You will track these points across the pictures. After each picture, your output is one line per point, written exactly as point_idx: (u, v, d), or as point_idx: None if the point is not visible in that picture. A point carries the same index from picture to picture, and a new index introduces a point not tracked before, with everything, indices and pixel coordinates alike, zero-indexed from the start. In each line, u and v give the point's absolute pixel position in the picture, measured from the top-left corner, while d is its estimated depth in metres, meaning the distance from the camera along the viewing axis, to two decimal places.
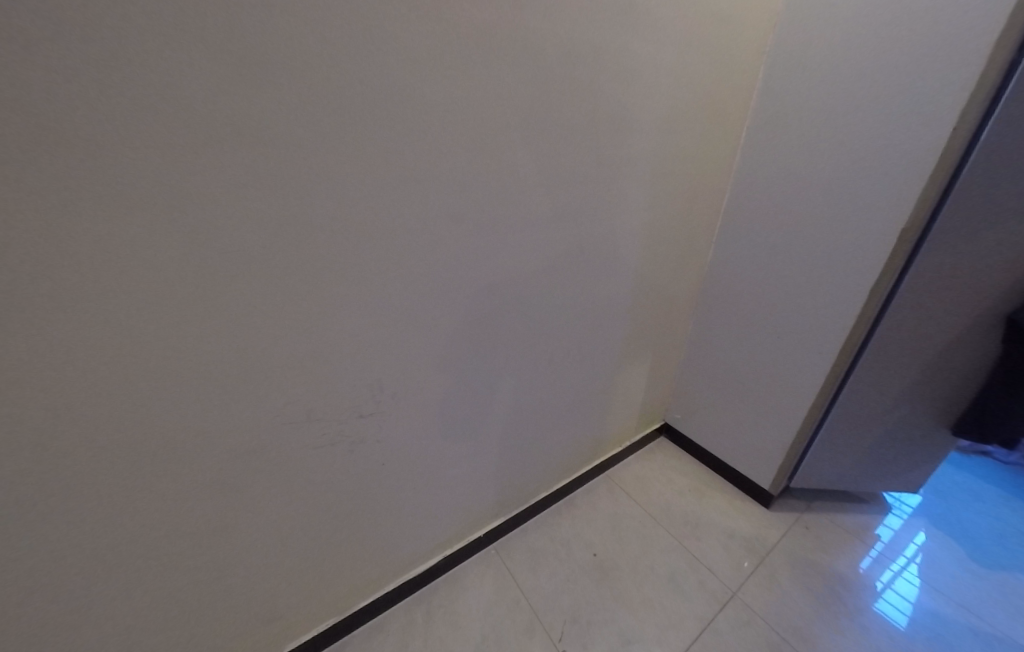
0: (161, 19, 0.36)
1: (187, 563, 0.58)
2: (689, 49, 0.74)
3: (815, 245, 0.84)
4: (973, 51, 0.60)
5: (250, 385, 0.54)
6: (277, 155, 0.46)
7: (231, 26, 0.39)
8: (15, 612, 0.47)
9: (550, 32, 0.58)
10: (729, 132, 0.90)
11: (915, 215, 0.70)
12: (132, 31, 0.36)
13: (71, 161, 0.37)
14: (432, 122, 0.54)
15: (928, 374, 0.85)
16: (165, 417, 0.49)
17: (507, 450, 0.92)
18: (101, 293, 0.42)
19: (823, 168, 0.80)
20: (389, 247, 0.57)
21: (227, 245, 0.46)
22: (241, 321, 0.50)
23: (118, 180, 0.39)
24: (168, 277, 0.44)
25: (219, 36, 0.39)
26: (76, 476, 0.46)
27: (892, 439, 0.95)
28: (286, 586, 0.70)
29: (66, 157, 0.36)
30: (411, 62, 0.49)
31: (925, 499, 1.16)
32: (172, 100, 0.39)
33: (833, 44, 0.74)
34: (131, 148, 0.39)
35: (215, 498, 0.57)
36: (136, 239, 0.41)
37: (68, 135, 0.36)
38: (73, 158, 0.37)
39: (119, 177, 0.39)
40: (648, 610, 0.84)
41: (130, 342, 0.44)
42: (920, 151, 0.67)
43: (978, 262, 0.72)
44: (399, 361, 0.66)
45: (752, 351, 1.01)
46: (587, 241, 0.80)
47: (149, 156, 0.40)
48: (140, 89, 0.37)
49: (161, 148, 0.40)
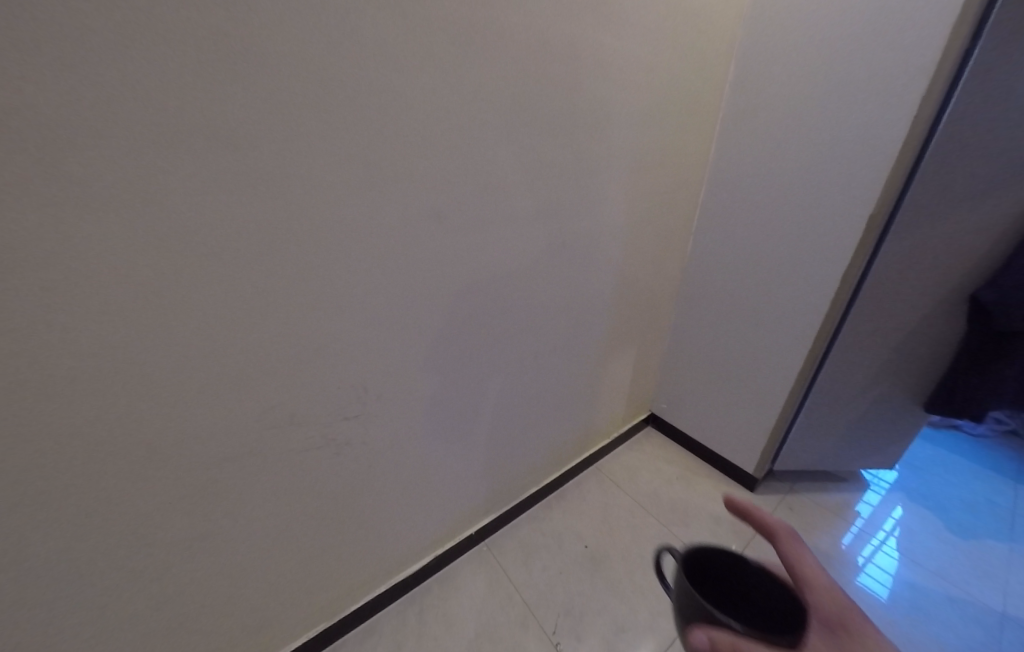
0: (115, 15, 0.35)
1: (169, 578, 0.56)
2: (662, 41, 0.74)
3: (790, 233, 0.86)
4: (932, 40, 0.62)
5: (228, 393, 0.52)
6: (244, 155, 0.44)
7: (190, 21, 0.37)
8: None
9: (523, 26, 0.57)
10: (704, 124, 0.91)
11: (883, 200, 0.72)
12: (84, 27, 0.34)
13: (24, 165, 0.35)
14: (406, 119, 0.53)
15: (899, 354, 0.88)
16: (138, 431, 0.47)
17: (495, 447, 0.92)
18: (58, 305, 0.39)
19: (795, 157, 0.82)
20: (367, 247, 0.57)
21: (196, 250, 0.44)
22: (215, 328, 0.49)
23: (75, 184, 0.37)
24: (132, 286, 0.42)
25: (177, 32, 0.37)
26: (44, 496, 0.44)
27: (867, 418, 0.99)
28: (274, 595, 0.69)
29: (18, 161, 0.35)
30: (381, 58, 0.48)
31: (901, 474, 1.20)
32: (127, 98, 0.37)
33: (801, 35, 0.76)
34: (87, 151, 0.37)
35: (196, 510, 0.55)
36: (97, 246, 0.40)
37: (18, 137, 0.34)
38: (26, 162, 0.35)
39: (75, 181, 0.37)
40: (641, 597, 0.85)
41: (93, 355, 0.42)
42: (886, 138, 0.69)
43: (941, 244, 0.75)
44: (382, 362, 0.65)
45: (733, 339, 1.03)
46: (567, 235, 0.80)
47: (108, 159, 0.38)
48: (95, 88, 0.36)
49: (120, 149, 0.38)
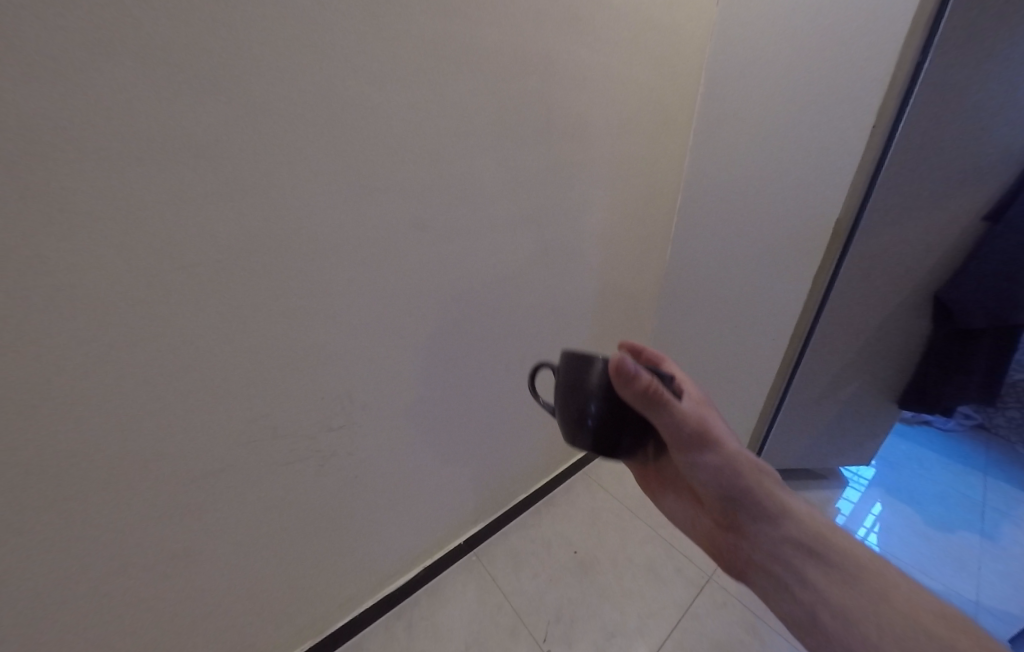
0: (98, 30, 0.35)
1: (145, 600, 0.54)
2: (635, 56, 0.78)
3: (763, 238, 0.89)
4: (885, 55, 0.65)
5: (207, 406, 0.51)
6: (225, 165, 0.44)
7: (171, 35, 0.38)
8: None
9: (499, 42, 0.59)
10: (678, 136, 0.95)
11: (847, 207, 0.75)
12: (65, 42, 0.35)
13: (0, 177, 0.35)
14: (387, 131, 0.54)
15: (871, 352, 0.92)
16: (115, 447, 0.46)
17: (482, 455, 0.92)
18: (23, 321, 0.38)
19: (766, 166, 0.85)
20: (350, 256, 0.57)
21: (177, 261, 0.44)
22: (195, 340, 0.48)
23: (53, 195, 0.37)
24: (101, 300, 0.41)
25: (159, 46, 0.38)
26: (13, 516, 0.42)
27: (844, 415, 1.02)
28: (257, 614, 0.67)
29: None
30: (362, 71, 0.50)
31: (878, 470, 1.24)
32: (106, 110, 0.37)
33: (765, 51, 0.80)
34: (65, 161, 0.37)
35: (175, 529, 0.53)
36: (73, 258, 0.39)
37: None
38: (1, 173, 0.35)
39: (52, 192, 0.37)
40: (630, 602, 0.85)
41: (59, 371, 0.41)
42: (848, 147, 0.73)
43: (903, 246, 0.79)
44: (367, 370, 0.65)
45: (713, 342, 1.06)
46: (550, 242, 0.82)
47: (87, 170, 0.38)
48: (75, 100, 0.36)
49: (100, 160, 0.38)
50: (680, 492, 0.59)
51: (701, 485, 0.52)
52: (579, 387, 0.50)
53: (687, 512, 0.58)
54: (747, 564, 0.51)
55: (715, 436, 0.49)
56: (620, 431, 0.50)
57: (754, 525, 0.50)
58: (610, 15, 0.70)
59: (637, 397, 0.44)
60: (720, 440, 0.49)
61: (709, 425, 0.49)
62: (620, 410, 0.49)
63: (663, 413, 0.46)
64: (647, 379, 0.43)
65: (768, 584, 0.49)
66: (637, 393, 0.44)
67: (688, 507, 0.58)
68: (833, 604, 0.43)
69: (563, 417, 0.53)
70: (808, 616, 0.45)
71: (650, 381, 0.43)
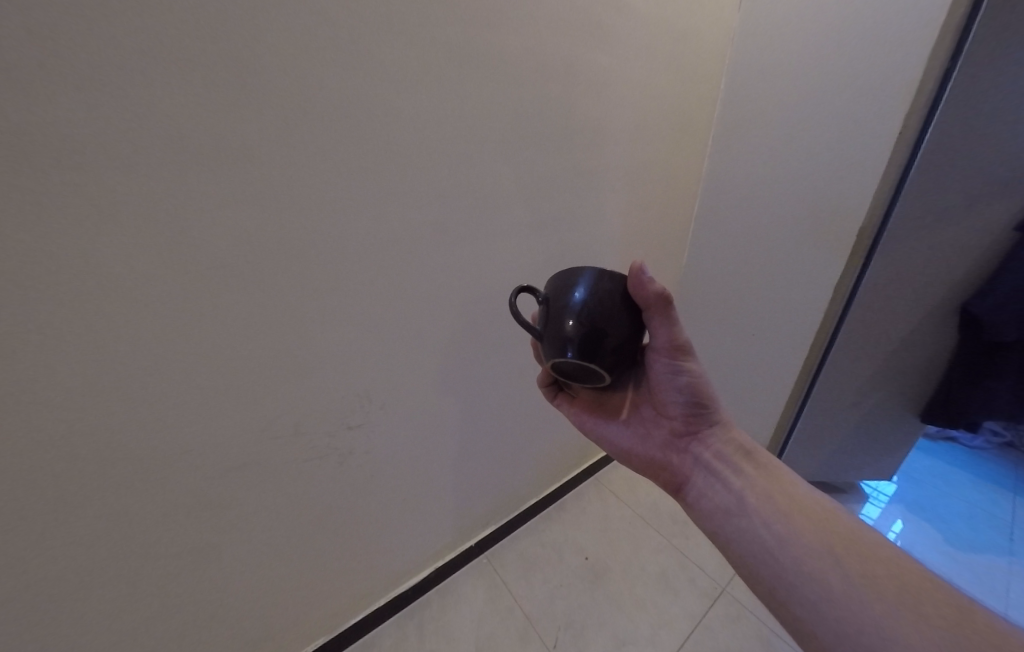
0: (149, 41, 0.37)
1: (171, 587, 0.56)
2: (655, 61, 0.78)
3: (783, 246, 0.88)
4: (911, 61, 0.65)
5: (236, 400, 0.53)
6: (259, 169, 0.46)
7: (216, 47, 0.40)
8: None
9: (521, 50, 0.60)
10: (697, 141, 0.94)
11: (871, 214, 0.74)
12: (121, 53, 0.37)
13: (62, 181, 0.37)
14: (411, 136, 0.55)
15: (895, 363, 0.89)
16: (153, 436, 0.48)
17: (495, 457, 0.92)
18: (66, 314, 0.40)
19: (786, 173, 0.84)
20: (372, 258, 0.58)
21: (216, 260, 0.46)
22: (225, 335, 0.50)
23: (107, 198, 0.39)
24: (143, 296, 0.43)
25: (204, 57, 0.40)
26: (57, 500, 0.44)
27: (865, 428, 0.99)
28: (273, 607, 0.68)
29: (55, 177, 0.37)
30: (388, 78, 0.51)
31: (900, 486, 1.20)
32: (157, 118, 0.39)
33: (787, 58, 0.80)
34: (119, 166, 0.39)
35: (203, 517, 0.55)
36: (124, 256, 0.41)
37: (60, 157, 0.36)
38: (63, 178, 0.37)
39: (107, 194, 0.39)
40: (642, 612, 0.84)
41: (97, 362, 0.43)
42: (872, 154, 0.72)
43: (929, 255, 0.77)
44: (385, 370, 0.66)
45: (731, 351, 1.05)
46: (566, 247, 0.82)
47: (139, 175, 0.40)
48: (130, 110, 0.38)
49: (150, 166, 0.40)
50: (633, 414, 0.59)
51: (668, 396, 0.53)
52: (576, 291, 0.46)
53: (636, 432, 0.58)
54: (691, 471, 0.52)
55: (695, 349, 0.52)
56: (611, 344, 0.46)
57: (708, 430, 0.53)
58: (630, 22, 0.71)
59: (652, 296, 0.46)
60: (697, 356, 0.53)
61: None
62: (619, 316, 0.46)
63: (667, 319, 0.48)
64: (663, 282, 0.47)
65: (707, 486, 0.50)
66: (655, 288, 0.45)
67: (642, 427, 0.58)
68: (762, 493, 0.46)
69: (548, 323, 0.47)
70: (738, 504, 0.47)
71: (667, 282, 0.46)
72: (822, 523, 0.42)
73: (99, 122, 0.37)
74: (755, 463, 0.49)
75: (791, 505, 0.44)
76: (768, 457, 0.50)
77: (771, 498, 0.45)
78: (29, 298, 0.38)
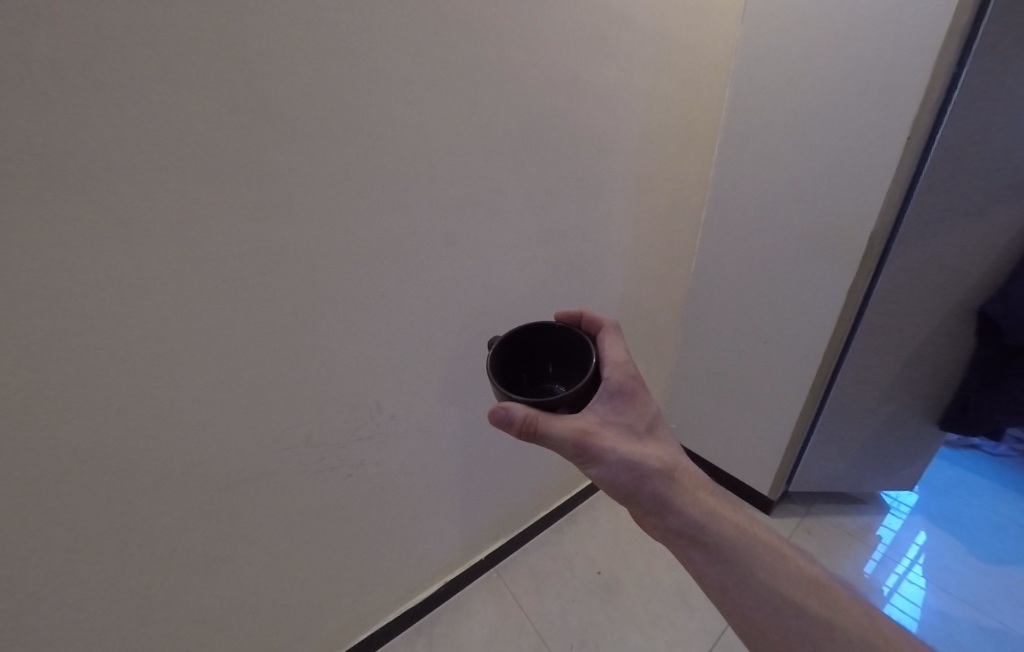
0: (174, 65, 0.38)
1: (182, 600, 0.55)
2: (659, 71, 0.78)
3: (792, 252, 0.87)
4: (917, 67, 0.65)
5: (251, 410, 0.54)
6: (274, 182, 0.47)
7: (241, 70, 0.42)
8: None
9: (527, 64, 0.61)
10: (703, 149, 0.95)
11: (881, 223, 0.73)
12: (148, 77, 0.38)
13: (88, 198, 0.38)
14: (420, 148, 0.56)
15: (911, 370, 0.88)
16: (169, 447, 0.49)
17: (505, 469, 0.91)
18: (73, 327, 0.40)
19: (793, 179, 0.84)
20: (383, 269, 0.59)
21: (230, 271, 0.47)
22: (238, 346, 0.50)
23: (131, 213, 0.40)
24: (163, 308, 0.44)
25: (228, 81, 0.41)
26: (75, 510, 0.45)
27: (882, 437, 0.97)
28: (284, 622, 0.67)
29: (81, 194, 0.38)
30: (399, 93, 0.52)
31: (922, 496, 1.17)
32: (181, 137, 0.40)
33: (790, 66, 0.80)
34: (143, 184, 0.40)
35: (215, 529, 0.55)
36: (146, 269, 0.42)
37: (86, 176, 0.37)
38: (89, 195, 0.38)
39: (131, 210, 0.40)
40: (656, 629, 0.83)
41: (103, 376, 0.43)
42: (880, 158, 0.71)
43: (944, 260, 0.75)
44: (396, 380, 0.66)
45: (741, 357, 1.03)
46: (575, 255, 0.82)
47: (162, 191, 0.41)
48: (154, 130, 0.39)
49: (173, 182, 0.41)
50: None
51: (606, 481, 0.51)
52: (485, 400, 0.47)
53: None
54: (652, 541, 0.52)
55: (607, 445, 0.46)
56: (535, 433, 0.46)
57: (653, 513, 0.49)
58: (634, 35, 0.72)
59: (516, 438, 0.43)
60: (616, 448, 0.47)
61: (602, 436, 0.46)
62: None
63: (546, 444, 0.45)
64: (522, 417, 0.42)
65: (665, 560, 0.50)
66: (513, 433, 0.43)
67: None
68: (713, 584, 0.44)
69: None
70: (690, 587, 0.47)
71: (522, 419, 0.42)
72: (781, 616, 0.41)
73: (107, 133, 0.37)
74: (704, 550, 0.45)
75: (745, 600, 0.42)
76: (718, 541, 0.45)
77: (722, 590, 0.44)
78: (41, 310, 0.38)
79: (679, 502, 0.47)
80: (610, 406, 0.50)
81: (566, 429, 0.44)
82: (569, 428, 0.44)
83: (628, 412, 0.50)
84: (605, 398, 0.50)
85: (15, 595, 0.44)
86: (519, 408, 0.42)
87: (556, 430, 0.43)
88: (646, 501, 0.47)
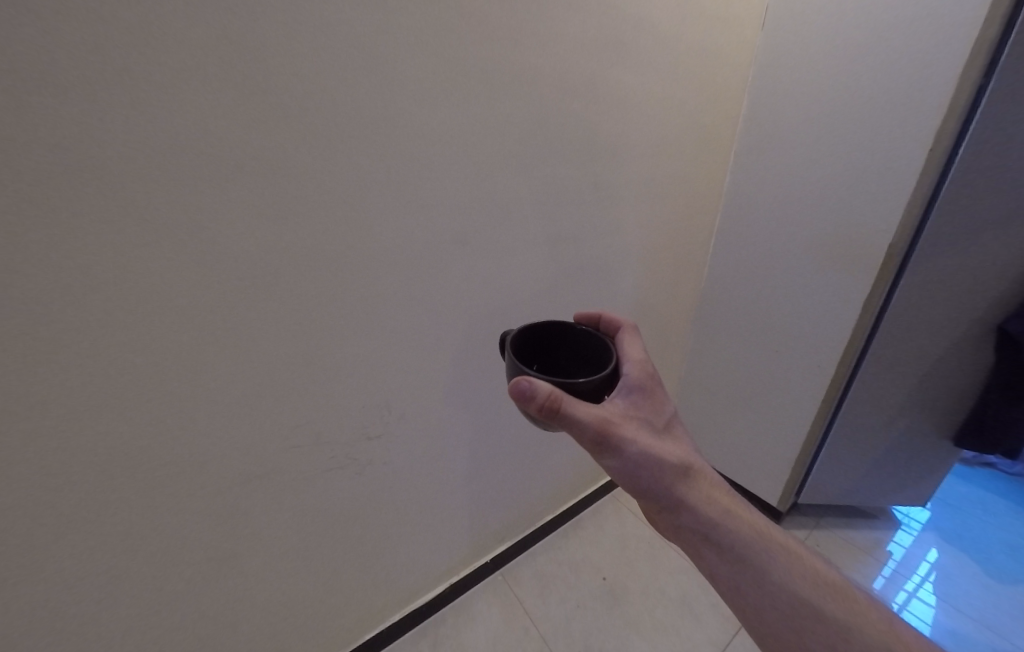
0: (202, 69, 0.39)
1: (193, 593, 0.56)
2: (676, 77, 0.78)
3: (806, 263, 0.86)
4: (943, 78, 0.64)
5: (264, 407, 0.54)
6: (294, 183, 0.48)
7: (266, 74, 0.43)
8: (25, 643, 0.46)
9: (545, 69, 0.62)
10: (718, 156, 0.94)
11: (900, 235, 0.72)
12: (176, 80, 0.39)
13: (118, 198, 0.39)
14: (437, 152, 0.57)
15: (927, 384, 0.86)
16: (183, 441, 0.49)
17: (512, 473, 0.91)
18: (84, 320, 0.41)
19: (811, 188, 0.83)
20: (397, 271, 0.59)
21: (249, 271, 0.48)
22: (254, 344, 0.51)
23: (157, 212, 0.41)
24: (184, 305, 0.45)
25: (252, 84, 0.42)
26: (92, 501, 0.46)
27: (896, 451, 0.95)
28: (292, 617, 0.68)
29: (111, 194, 0.39)
30: (419, 96, 0.53)
31: (934, 512, 1.15)
32: (206, 139, 0.42)
33: (809, 74, 0.79)
34: (169, 184, 0.41)
35: (227, 523, 0.56)
36: (168, 267, 0.43)
37: (115, 176, 0.38)
38: (118, 195, 0.39)
39: (157, 209, 0.41)
40: (661, 638, 0.82)
41: (118, 368, 0.43)
42: (901, 169, 0.70)
43: (964, 272, 0.74)
44: (406, 381, 0.67)
45: (752, 367, 1.02)
46: (587, 260, 0.82)
47: (187, 192, 0.42)
48: (181, 131, 0.40)
49: (196, 183, 0.42)
50: None
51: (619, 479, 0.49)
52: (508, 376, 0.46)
53: None
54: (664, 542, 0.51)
55: (627, 437, 0.45)
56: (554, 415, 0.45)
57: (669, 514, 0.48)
58: (653, 41, 0.72)
59: (537, 414, 0.41)
60: (635, 439, 0.46)
61: (621, 426, 0.45)
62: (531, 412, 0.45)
63: (569, 426, 0.42)
64: (546, 393, 0.40)
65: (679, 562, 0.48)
66: (534, 412, 0.41)
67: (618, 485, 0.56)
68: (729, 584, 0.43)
69: None
70: None
71: (547, 398, 0.40)
72: (795, 611, 0.41)
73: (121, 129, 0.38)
74: (719, 550, 0.45)
75: (762, 599, 0.42)
76: (732, 540, 0.44)
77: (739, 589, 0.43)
78: (54, 303, 0.39)
79: (694, 500, 0.46)
80: (627, 400, 0.49)
81: (590, 414, 0.42)
82: (593, 412, 0.42)
83: (645, 408, 0.50)
84: (623, 392, 0.50)
85: (24, 584, 0.44)
86: (543, 385, 0.40)
87: (581, 412, 0.42)
88: (665, 497, 0.46)
